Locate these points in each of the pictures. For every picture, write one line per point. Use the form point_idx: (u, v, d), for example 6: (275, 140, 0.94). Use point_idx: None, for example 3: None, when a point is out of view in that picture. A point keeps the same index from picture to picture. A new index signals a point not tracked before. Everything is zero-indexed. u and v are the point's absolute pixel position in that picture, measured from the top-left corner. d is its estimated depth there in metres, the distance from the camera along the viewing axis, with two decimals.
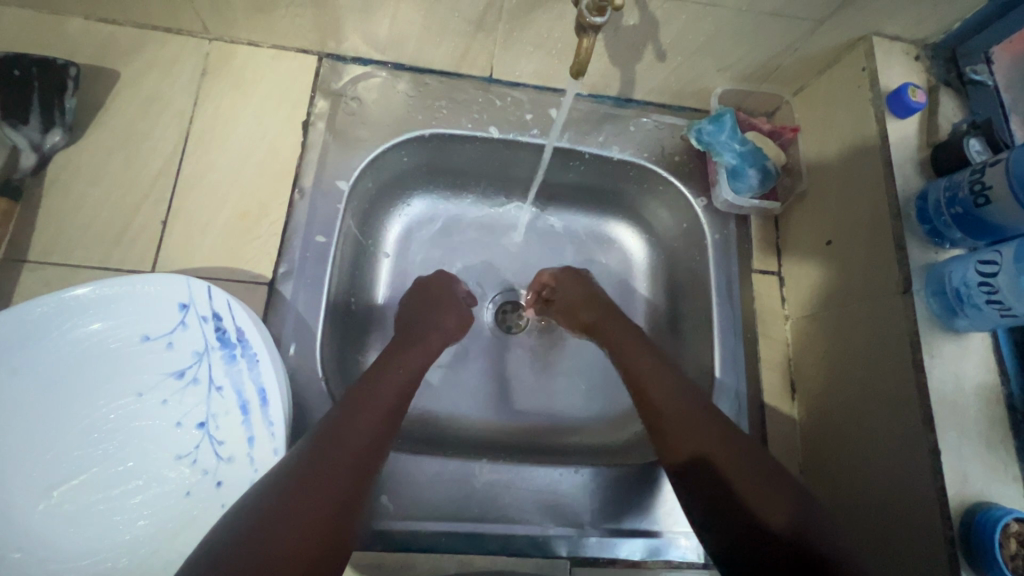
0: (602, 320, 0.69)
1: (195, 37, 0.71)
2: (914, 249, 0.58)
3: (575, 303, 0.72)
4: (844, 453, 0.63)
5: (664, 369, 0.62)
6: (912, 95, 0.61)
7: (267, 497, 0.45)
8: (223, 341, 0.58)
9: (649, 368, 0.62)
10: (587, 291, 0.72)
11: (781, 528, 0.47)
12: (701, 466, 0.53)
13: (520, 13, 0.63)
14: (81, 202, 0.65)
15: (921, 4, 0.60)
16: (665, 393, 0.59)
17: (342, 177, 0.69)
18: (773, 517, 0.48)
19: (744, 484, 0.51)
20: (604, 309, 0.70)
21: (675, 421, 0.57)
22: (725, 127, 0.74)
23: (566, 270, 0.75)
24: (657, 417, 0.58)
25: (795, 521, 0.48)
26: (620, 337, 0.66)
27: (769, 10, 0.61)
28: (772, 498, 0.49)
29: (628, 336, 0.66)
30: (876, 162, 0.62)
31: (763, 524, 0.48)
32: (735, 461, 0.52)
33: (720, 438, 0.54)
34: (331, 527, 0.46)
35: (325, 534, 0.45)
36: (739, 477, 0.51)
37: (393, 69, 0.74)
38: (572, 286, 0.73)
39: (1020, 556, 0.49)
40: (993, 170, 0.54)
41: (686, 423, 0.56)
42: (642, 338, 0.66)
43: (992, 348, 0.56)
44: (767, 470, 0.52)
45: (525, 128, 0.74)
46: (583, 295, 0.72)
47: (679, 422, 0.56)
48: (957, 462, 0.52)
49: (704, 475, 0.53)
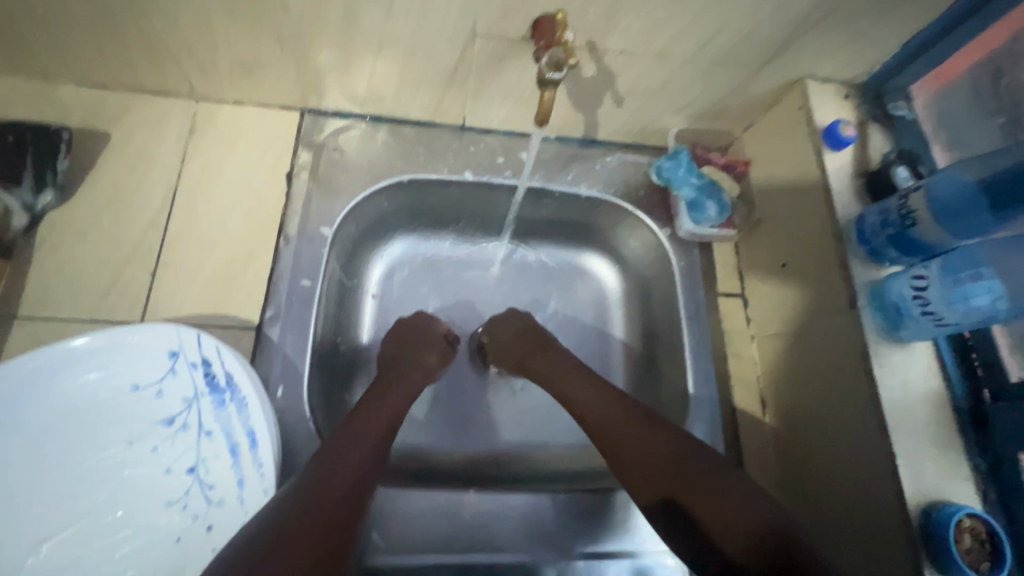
0: (540, 352, 0.74)
1: (183, 98, 0.75)
2: (856, 268, 0.64)
3: (517, 339, 0.76)
4: (815, 463, 0.66)
5: (604, 396, 0.66)
6: (844, 130, 0.68)
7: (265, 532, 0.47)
8: (212, 386, 0.60)
9: (591, 397, 0.66)
10: (527, 327, 0.77)
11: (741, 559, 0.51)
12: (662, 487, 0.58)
13: (488, 68, 0.69)
14: (71, 257, 0.67)
15: (844, 49, 0.67)
16: (612, 423, 0.63)
17: (326, 223, 0.72)
18: (729, 541, 0.52)
19: (703, 509, 0.55)
20: (536, 347, 0.74)
21: (629, 451, 0.61)
22: (682, 162, 0.79)
23: (506, 312, 0.79)
24: (608, 445, 0.62)
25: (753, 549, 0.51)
26: (557, 370, 0.71)
27: (711, 59, 0.68)
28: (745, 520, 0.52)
29: (566, 372, 0.70)
30: (819, 190, 0.69)
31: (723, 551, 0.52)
32: (696, 488, 0.56)
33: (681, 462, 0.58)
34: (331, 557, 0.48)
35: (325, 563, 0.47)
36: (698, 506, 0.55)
37: (372, 120, 0.79)
38: (510, 323, 0.78)
39: (974, 551, 0.53)
40: (915, 196, 0.60)
41: (636, 449, 0.61)
42: (578, 369, 0.71)
43: (937, 356, 0.60)
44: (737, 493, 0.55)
45: (497, 170, 0.79)
46: (524, 330, 0.76)
47: (630, 447, 0.61)
48: (911, 464, 0.56)
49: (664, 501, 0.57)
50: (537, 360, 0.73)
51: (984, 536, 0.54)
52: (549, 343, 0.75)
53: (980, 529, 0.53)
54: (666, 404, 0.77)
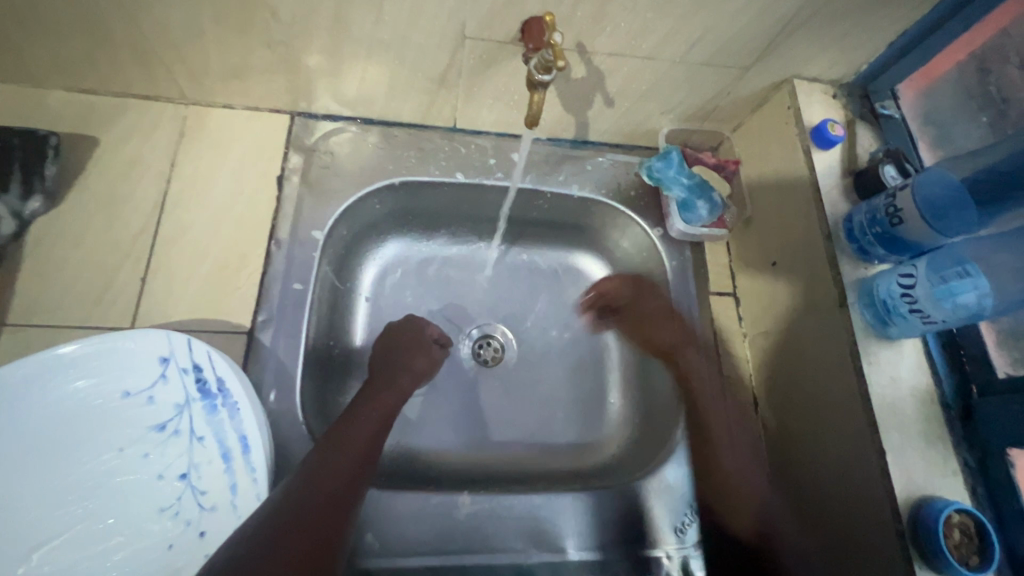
0: (685, 348, 0.75)
1: (172, 103, 0.75)
2: (845, 266, 0.64)
3: (653, 316, 0.78)
4: (810, 460, 0.66)
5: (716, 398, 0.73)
6: (832, 129, 0.68)
7: (250, 539, 0.48)
8: (204, 392, 0.59)
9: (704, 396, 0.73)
10: (664, 305, 0.78)
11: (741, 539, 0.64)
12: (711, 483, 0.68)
13: (478, 70, 0.69)
14: (61, 264, 0.67)
15: (830, 50, 0.68)
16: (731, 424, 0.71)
17: (317, 226, 0.72)
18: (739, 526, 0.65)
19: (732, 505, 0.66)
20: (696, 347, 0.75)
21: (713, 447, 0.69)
22: (673, 163, 0.79)
23: (632, 280, 0.80)
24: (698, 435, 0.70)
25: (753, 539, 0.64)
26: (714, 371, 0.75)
27: (700, 60, 0.68)
28: (762, 518, 0.64)
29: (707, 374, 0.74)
30: (809, 189, 0.69)
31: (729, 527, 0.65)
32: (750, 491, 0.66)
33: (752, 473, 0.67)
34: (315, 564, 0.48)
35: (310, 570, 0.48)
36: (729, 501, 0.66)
37: (362, 123, 0.79)
38: (648, 298, 0.79)
39: (962, 545, 0.54)
40: (902, 194, 0.60)
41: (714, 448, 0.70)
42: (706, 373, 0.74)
43: (925, 352, 0.61)
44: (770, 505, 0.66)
45: (489, 171, 0.79)
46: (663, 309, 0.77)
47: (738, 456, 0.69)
48: (901, 460, 0.57)
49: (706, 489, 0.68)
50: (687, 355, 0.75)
51: (972, 530, 0.54)
52: (685, 330, 0.76)
53: (968, 523, 0.54)
54: (659, 403, 0.78)
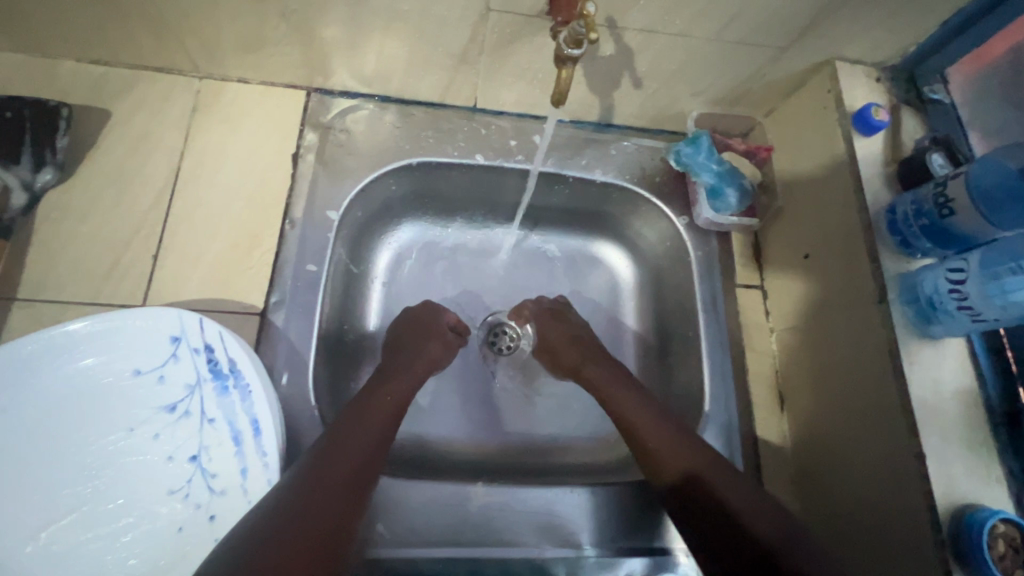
0: (587, 361, 0.72)
1: (186, 75, 0.73)
2: (886, 259, 0.61)
3: (557, 346, 0.75)
4: (686, 438, 0.63)
5: (642, 403, 0.67)
6: (876, 115, 0.64)
7: (274, 510, 0.48)
8: (215, 372, 0.58)
9: (639, 407, 0.66)
10: (570, 333, 0.75)
11: (767, 537, 0.52)
12: (692, 482, 0.59)
13: (501, 46, 0.65)
14: (71, 240, 0.65)
15: (877, 29, 0.64)
16: (674, 432, 0.63)
17: (332, 207, 0.70)
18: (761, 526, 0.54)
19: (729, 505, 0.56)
20: (590, 357, 0.73)
21: (660, 439, 0.63)
22: (702, 148, 0.76)
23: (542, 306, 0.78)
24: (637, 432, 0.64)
25: (773, 534, 0.53)
26: (619, 380, 0.69)
27: (736, 38, 0.64)
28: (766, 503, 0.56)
29: (613, 373, 0.71)
30: (849, 178, 0.65)
31: (755, 535, 0.53)
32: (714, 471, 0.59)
33: (714, 467, 0.59)
34: (338, 537, 0.48)
35: (332, 540, 0.48)
36: (727, 498, 0.56)
37: (380, 101, 0.76)
38: (554, 326, 0.76)
39: (1007, 557, 0.51)
40: (954, 182, 0.57)
41: (655, 433, 0.63)
42: (628, 380, 0.70)
43: (968, 352, 0.58)
44: (725, 473, 0.59)
45: (509, 153, 0.76)
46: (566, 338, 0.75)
47: (659, 446, 0.63)
48: (941, 466, 0.54)
49: (686, 482, 0.59)
50: (596, 367, 0.71)
51: (1016, 541, 0.51)
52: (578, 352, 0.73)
53: (1013, 534, 0.51)
54: (680, 400, 0.74)
